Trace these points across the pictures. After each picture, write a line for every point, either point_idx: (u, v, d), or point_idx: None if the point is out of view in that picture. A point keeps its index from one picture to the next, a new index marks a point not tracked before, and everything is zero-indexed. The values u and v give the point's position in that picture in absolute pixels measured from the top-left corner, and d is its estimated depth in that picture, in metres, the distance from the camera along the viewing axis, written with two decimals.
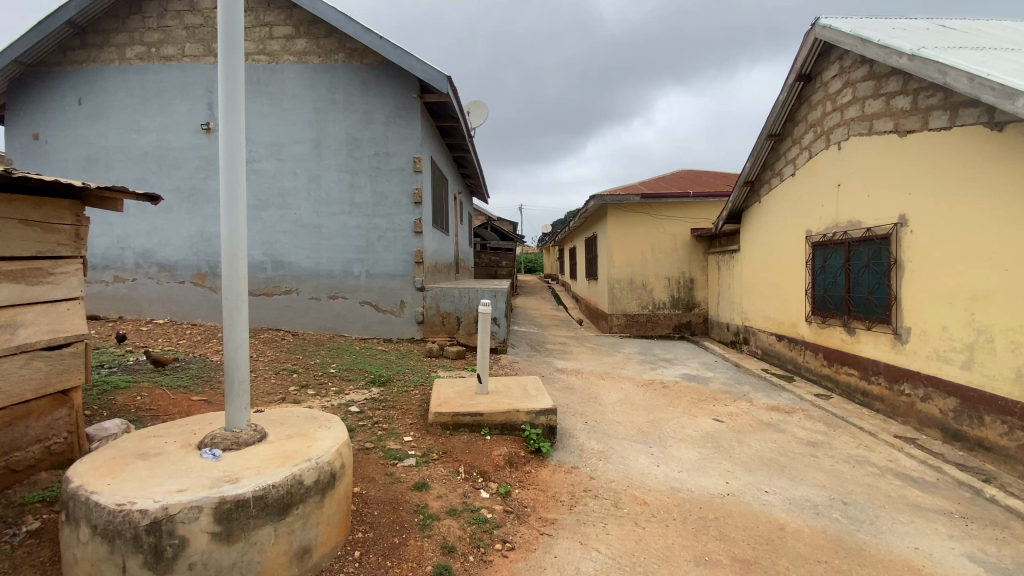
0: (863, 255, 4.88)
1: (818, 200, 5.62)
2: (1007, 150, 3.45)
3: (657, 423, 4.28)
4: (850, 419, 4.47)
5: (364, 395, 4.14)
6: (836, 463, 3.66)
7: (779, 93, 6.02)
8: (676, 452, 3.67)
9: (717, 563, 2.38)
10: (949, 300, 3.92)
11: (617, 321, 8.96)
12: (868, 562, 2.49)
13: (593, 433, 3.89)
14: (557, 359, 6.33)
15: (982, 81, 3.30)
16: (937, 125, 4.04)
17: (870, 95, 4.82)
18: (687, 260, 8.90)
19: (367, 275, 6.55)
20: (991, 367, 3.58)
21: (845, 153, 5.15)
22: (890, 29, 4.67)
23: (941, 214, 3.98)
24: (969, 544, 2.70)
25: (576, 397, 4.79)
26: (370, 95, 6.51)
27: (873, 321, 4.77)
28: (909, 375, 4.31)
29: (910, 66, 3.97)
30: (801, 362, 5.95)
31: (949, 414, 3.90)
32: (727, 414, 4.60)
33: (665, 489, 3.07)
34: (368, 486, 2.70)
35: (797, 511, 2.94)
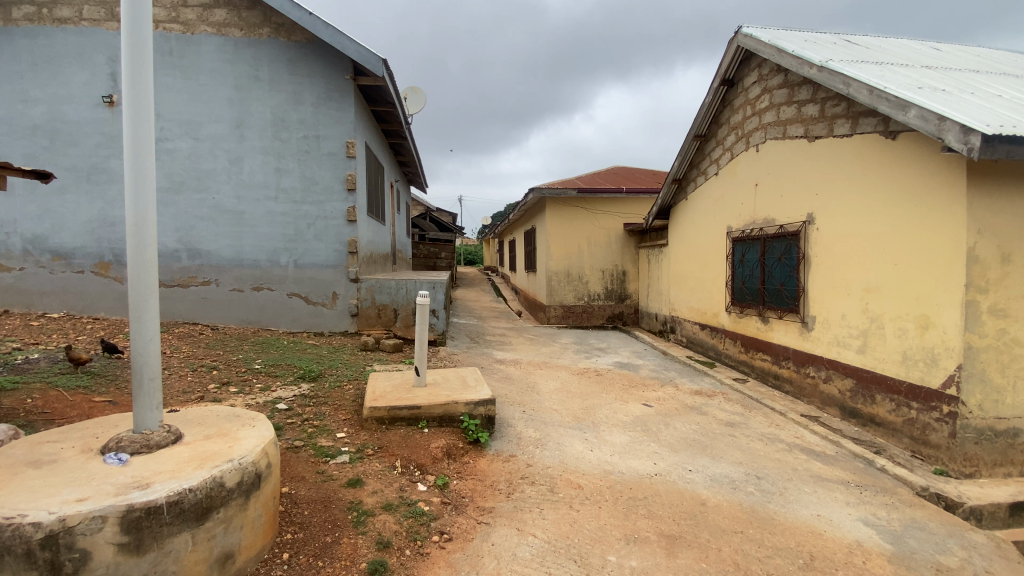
0: (776, 250, 5.29)
1: (737, 198, 6.02)
2: (899, 157, 3.85)
3: (591, 409, 4.43)
4: (763, 400, 4.86)
5: (293, 391, 3.95)
6: (751, 441, 3.97)
7: (705, 96, 6.35)
8: (609, 436, 3.82)
9: (646, 540, 2.51)
10: (848, 292, 4.35)
11: (555, 312, 9.13)
12: (778, 530, 2.74)
13: (530, 421, 3.96)
14: (495, 351, 6.35)
15: (879, 93, 3.67)
16: (840, 132, 4.43)
17: (784, 101, 5.19)
18: (620, 254, 9.24)
19: (295, 266, 6.23)
20: (882, 350, 4.01)
21: (762, 155, 5.54)
22: (803, 41, 5.05)
23: (843, 213, 4.40)
24: (863, 510, 3.03)
25: (514, 386, 4.85)
26: (298, 75, 6.16)
27: (784, 311, 5.20)
28: (814, 359, 4.75)
29: (819, 76, 4.33)
30: (722, 349, 6.38)
31: (847, 393, 4.35)
32: (655, 399, 4.84)
33: (599, 472, 3.19)
34: (297, 486, 2.59)
35: (718, 486, 3.17)
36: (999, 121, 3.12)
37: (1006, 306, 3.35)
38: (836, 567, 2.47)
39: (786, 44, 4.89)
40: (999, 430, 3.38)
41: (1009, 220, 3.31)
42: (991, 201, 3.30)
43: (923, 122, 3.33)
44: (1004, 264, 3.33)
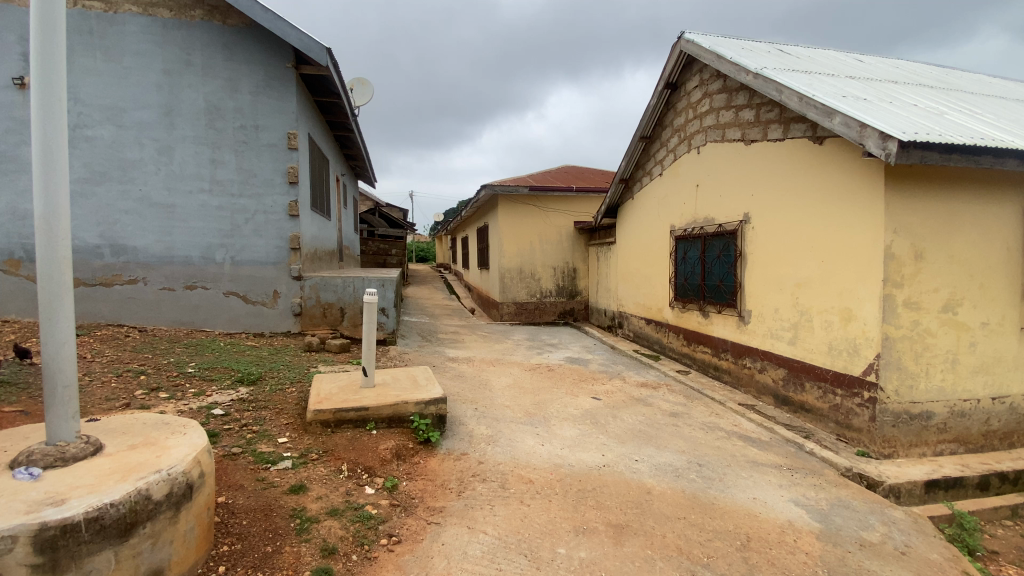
0: (715, 247, 5.55)
1: (680, 198, 6.26)
2: (825, 161, 4.12)
3: (543, 404, 4.48)
4: (704, 391, 5.10)
5: (230, 396, 3.74)
6: (693, 430, 4.15)
7: (650, 98, 6.54)
8: (560, 430, 3.88)
9: (594, 530, 2.57)
10: (780, 287, 4.62)
11: (508, 309, 9.16)
12: (718, 514, 2.88)
13: (482, 418, 3.95)
14: (447, 348, 6.30)
15: (808, 101, 3.92)
16: (773, 136, 4.69)
17: (722, 106, 5.43)
18: (571, 251, 9.40)
19: (232, 263, 5.90)
20: (810, 341, 4.30)
21: (703, 157, 5.78)
22: (740, 49, 5.30)
23: (776, 213, 4.66)
24: (794, 491, 3.24)
25: (466, 384, 4.83)
26: (235, 61, 5.83)
27: (722, 306, 5.46)
28: (750, 351, 5.03)
29: (755, 83, 4.56)
30: (666, 342, 6.63)
31: (780, 382, 4.63)
32: (604, 393, 4.96)
33: (549, 466, 3.23)
34: (235, 495, 2.45)
35: (662, 475, 3.29)
36: (912, 129, 3.41)
37: (918, 299, 3.65)
38: (770, 547, 2.63)
39: (725, 51, 5.12)
40: (913, 413, 3.70)
41: (920, 220, 3.62)
42: (906, 202, 3.59)
43: (846, 128, 3.59)
44: (917, 260, 3.63)
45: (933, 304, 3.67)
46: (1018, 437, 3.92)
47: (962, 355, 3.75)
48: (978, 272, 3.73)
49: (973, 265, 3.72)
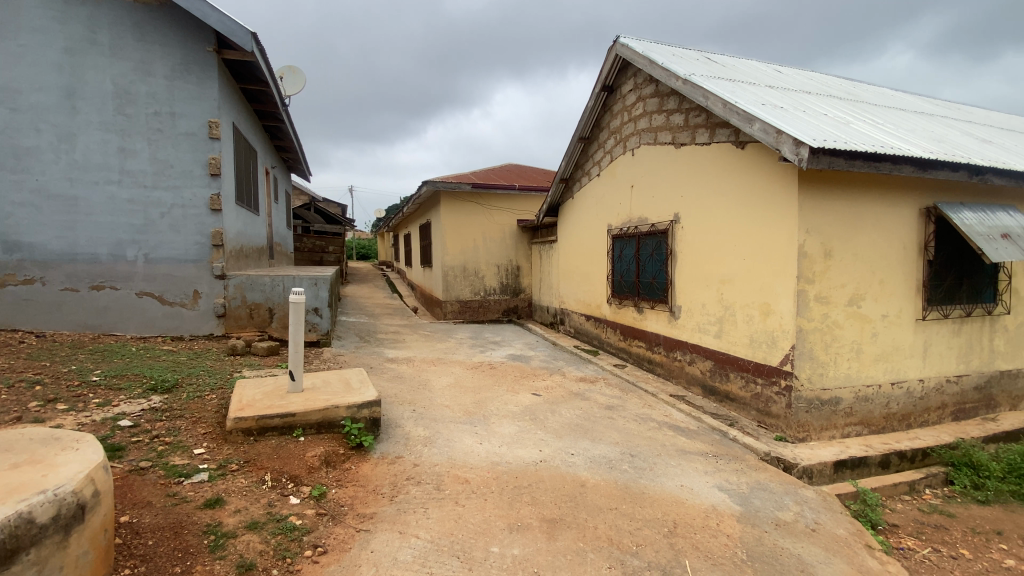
0: (649, 246, 5.76)
1: (616, 198, 6.44)
2: (746, 165, 4.37)
3: (483, 402, 4.46)
4: (638, 383, 5.29)
5: (140, 405, 3.45)
6: (627, 422, 4.29)
7: (588, 100, 6.67)
8: (499, 428, 3.88)
9: (528, 527, 2.58)
10: (707, 283, 4.86)
11: (451, 307, 9.05)
12: (647, 502, 2.99)
13: (420, 420, 3.87)
14: (386, 349, 6.14)
15: (731, 107, 4.14)
16: (700, 140, 4.91)
17: (655, 110, 5.63)
18: (514, 249, 9.44)
19: (146, 261, 5.45)
20: (734, 335, 4.56)
21: (637, 158, 5.98)
22: (670, 55, 5.51)
23: (703, 214, 4.90)
24: (718, 477, 3.42)
25: (404, 385, 4.72)
26: (148, 42, 5.38)
27: (655, 302, 5.69)
28: (680, 345, 5.27)
29: (684, 89, 4.76)
30: (604, 338, 6.81)
31: (707, 373, 4.88)
32: (544, 389, 5.02)
33: (486, 464, 3.21)
34: (141, 513, 2.25)
35: (597, 467, 3.37)
36: (822, 136, 3.67)
37: (828, 294, 3.96)
38: (695, 532, 2.76)
39: (656, 57, 5.31)
40: (824, 399, 4.00)
41: (829, 221, 3.92)
42: (816, 204, 3.87)
43: (764, 134, 3.82)
44: (826, 258, 3.93)
45: (840, 298, 3.99)
46: (912, 417, 4.34)
47: (866, 344, 4.10)
48: (878, 269, 4.09)
49: (874, 262, 4.07)
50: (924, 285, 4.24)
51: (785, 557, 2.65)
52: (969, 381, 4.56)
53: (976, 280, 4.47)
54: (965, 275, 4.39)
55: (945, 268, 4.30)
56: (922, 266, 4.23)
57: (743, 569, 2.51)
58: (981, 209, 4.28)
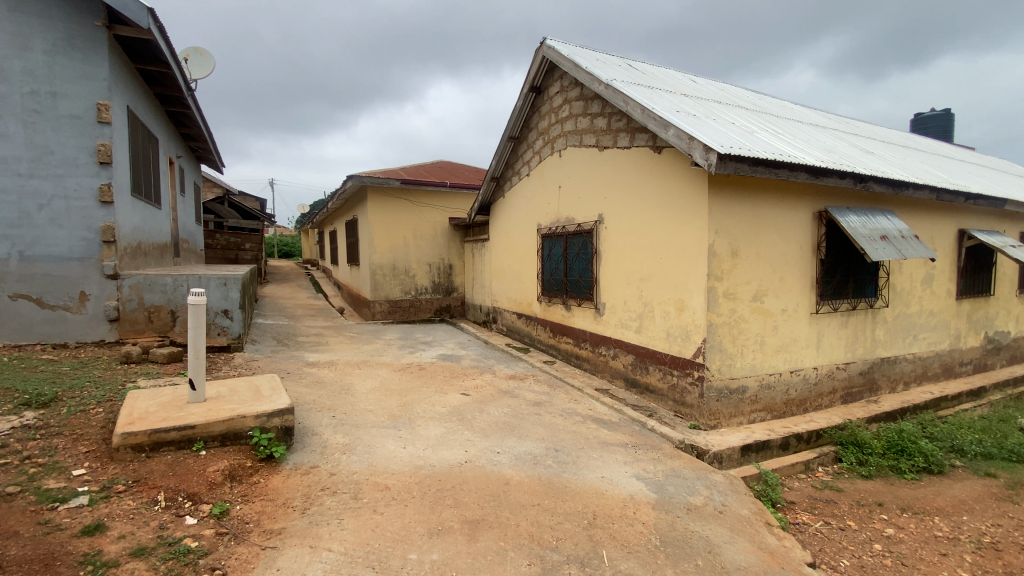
0: (576, 245, 5.90)
1: (544, 198, 6.55)
2: (662, 168, 4.58)
3: (409, 405, 4.35)
4: (566, 379, 5.41)
5: (7, 423, 3.02)
6: (553, 417, 4.36)
7: (516, 100, 6.71)
8: (424, 430, 3.80)
9: (449, 530, 2.54)
10: (628, 281, 5.06)
11: (380, 308, 8.79)
12: (568, 496, 3.06)
13: (340, 427, 3.70)
14: (307, 353, 5.83)
15: (649, 113, 4.32)
16: (622, 144, 5.09)
17: (580, 112, 5.76)
18: (446, 247, 9.32)
19: (21, 258, 4.82)
20: (652, 330, 4.78)
21: (564, 160, 6.10)
22: (594, 60, 5.67)
23: (625, 215, 5.09)
24: (637, 466, 3.57)
25: (325, 391, 4.49)
26: (22, 13, 4.77)
27: (581, 299, 5.84)
28: (605, 340, 5.45)
29: (606, 93, 4.91)
30: (535, 335, 6.90)
31: (630, 367, 5.09)
32: (473, 388, 4.99)
33: (408, 469, 3.13)
34: (2, 545, 1.97)
35: (522, 464, 3.39)
36: (728, 144, 3.93)
37: (734, 290, 4.25)
38: (613, 521, 2.85)
39: (581, 61, 5.43)
40: (732, 388, 4.30)
41: (735, 223, 4.20)
42: (724, 207, 4.14)
43: (678, 140, 4.02)
44: (733, 257, 4.22)
45: (745, 294, 4.30)
46: (808, 402, 4.76)
47: (768, 336, 4.44)
48: (778, 267, 4.45)
49: (774, 261, 4.42)
50: (818, 282, 4.67)
51: (694, 540, 2.81)
52: (855, 367, 5.08)
53: (860, 277, 4.98)
54: (850, 272, 4.88)
55: (835, 266, 4.76)
56: (816, 264, 4.65)
57: (656, 554, 2.62)
58: (865, 213, 4.77)
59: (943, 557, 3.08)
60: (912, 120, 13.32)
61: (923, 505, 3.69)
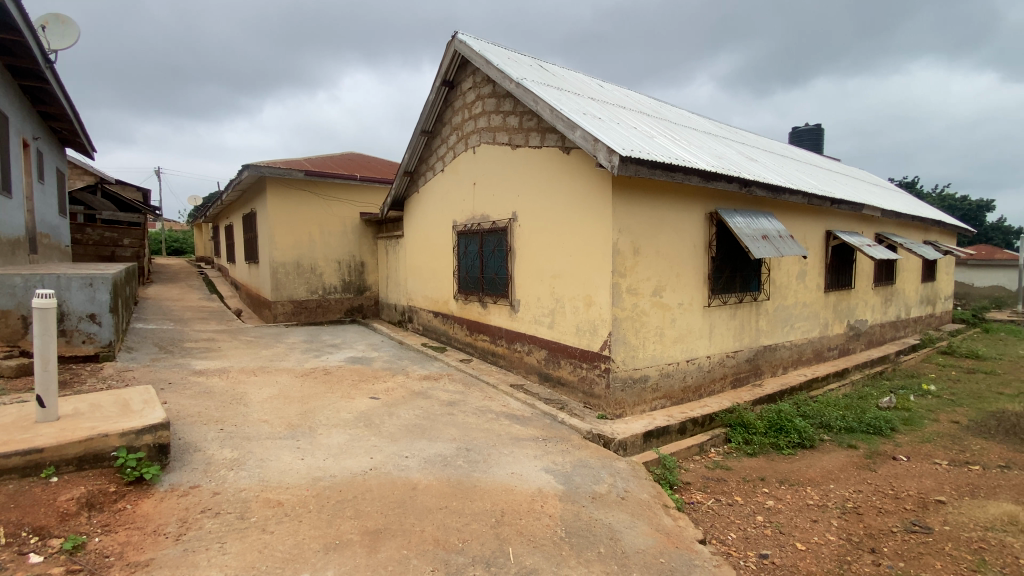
0: (490, 242, 5.91)
1: (459, 195, 6.48)
2: (571, 168, 4.69)
3: (310, 413, 4.09)
4: (481, 376, 5.40)
5: None
6: (466, 416, 4.32)
7: (429, 93, 6.56)
8: (326, 439, 3.59)
9: (347, 544, 2.41)
10: (541, 278, 5.15)
11: (282, 309, 8.22)
12: (477, 496, 3.03)
13: (228, 440, 3.39)
14: (194, 361, 5.28)
15: (557, 113, 4.40)
16: (533, 143, 5.16)
17: (493, 110, 5.75)
18: (357, 244, 8.93)
19: None
20: (563, 325, 4.90)
21: (478, 157, 6.07)
22: (506, 58, 5.68)
23: (537, 213, 5.16)
24: (547, 459, 3.64)
25: (213, 402, 4.10)
26: None
27: (497, 296, 5.86)
28: (520, 337, 5.51)
29: (516, 92, 4.94)
30: (451, 334, 6.82)
31: (543, 362, 5.19)
32: (382, 391, 4.80)
33: (305, 482, 2.93)
34: None
35: (430, 467, 3.31)
36: (629, 147, 4.11)
37: (636, 286, 4.47)
38: (521, 517, 2.87)
39: (493, 58, 5.42)
40: (636, 378, 4.53)
41: (636, 222, 4.42)
42: (626, 207, 4.33)
43: (584, 141, 4.13)
44: (635, 255, 4.43)
45: (646, 289, 4.54)
46: (703, 388, 5.14)
47: (667, 328, 4.73)
48: (675, 265, 4.74)
49: (672, 259, 4.71)
50: (710, 278, 5.05)
51: (597, 528, 2.90)
52: (743, 355, 5.57)
53: (746, 273, 5.46)
54: (737, 269, 5.34)
55: (724, 263, 5.17)
56: (708, 261, 5.03)
57: (561, 546, 2.67)
58: (749, 215, 5.23)
59: (814, 522, 3.45)
60: (790, 133, 14.92)
61: (797, 477, 4.13)
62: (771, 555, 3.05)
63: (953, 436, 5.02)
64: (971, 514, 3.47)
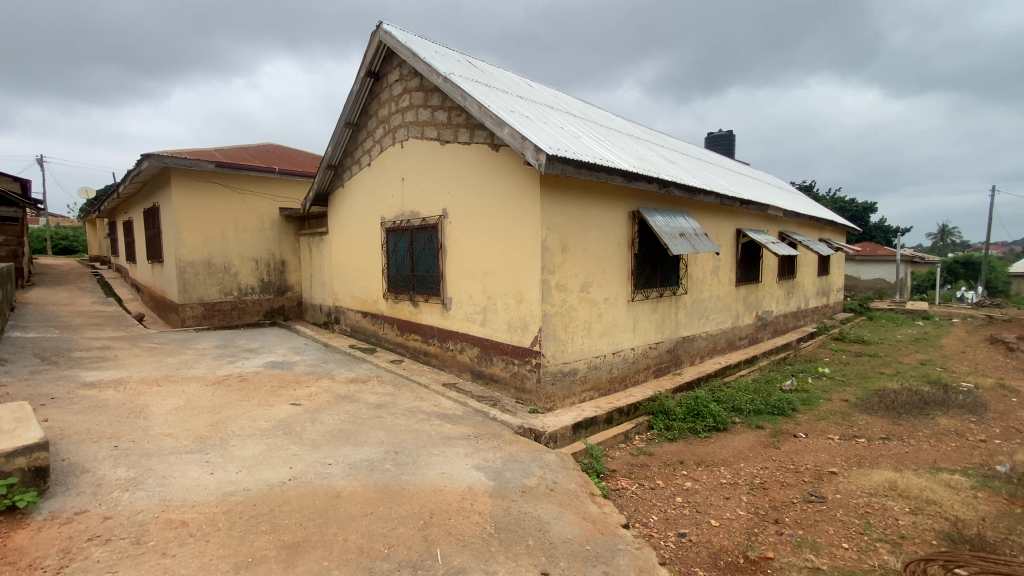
0: (420, 239, 5.80)
1: (387, 191, 6.29)
2: (500, 166, 4.71)
3: (223, 423, 3.81)
4: (411, 377, 5.29)
5: None
6: (395, 418, 4.21)
7: (353, 84, 6.30)
8: (240, 451, 3.35)
9: (262, 560, 2.27)
10: (472, 275, 5.13)
11: (191, 313, 7.61)
12: (404, 499, 2.96)
13: (124, 458, 3.08)
14: (84, 372, 4.74)
15: (485, 110, 4.40)
16: (462, 139, 5.12)
17: (420, 104, 5.64)
18: (276, 241, 8.42)
19: None
20: (494, 322, 4.91)
21: (406, 151, 5.93)
22: (433, 52, 5.59)
23: (467, 210, 5.13)
24: (477, 457, 3.64)
25: (107, 417, 3.70)
26: None
27: (428, 294, 5.76)
28: (452, 335, 5.46)
29: (444, 86, 4.87)
30: (381, 334, 6.63)
31: (476, 360, 5.18)
32: (305, 397, 4.57)
33: (214, 498, 2.72)
34: None
35: (355, 473, 3.19)
36: (556, 146, 4.19)
37: (565, 282, 4.57)
38: (450, 517, 2.85)
39: (419, 51, 5.31)
40: (565, 371, 4.64)
41: (564, 220, 4.52)
42: (554, 206, 4.42)
43: (512, 139, 4.16)
44: (563, 252, 4.53)
45: (574, 285, 4.66)
46: (628, 378, 5.37)
47: (594, 322, 4.89)
48: (602, 261, 4.91)
49: (598, 256, 4.87)
50: (633, 273, 5.28)
51: (526, 521, 2.94)
52: (664, 346, 5.88)
53: (666, 269, 5.77)
54: (658, 265, 5.63)
55: (646, 259, 5.43)
56: (631, 258, 5.25)
57: (490, 542, 2.68)
58: (668, 214, 5.52)
59: (726, 500, 3.71)
60: (705, 138, 15.90)
61: (713, 458, 4.42)
62: (688, 533, 3.24)
63: (844, 413, 5.60)
64: (858, 483, 3.89)
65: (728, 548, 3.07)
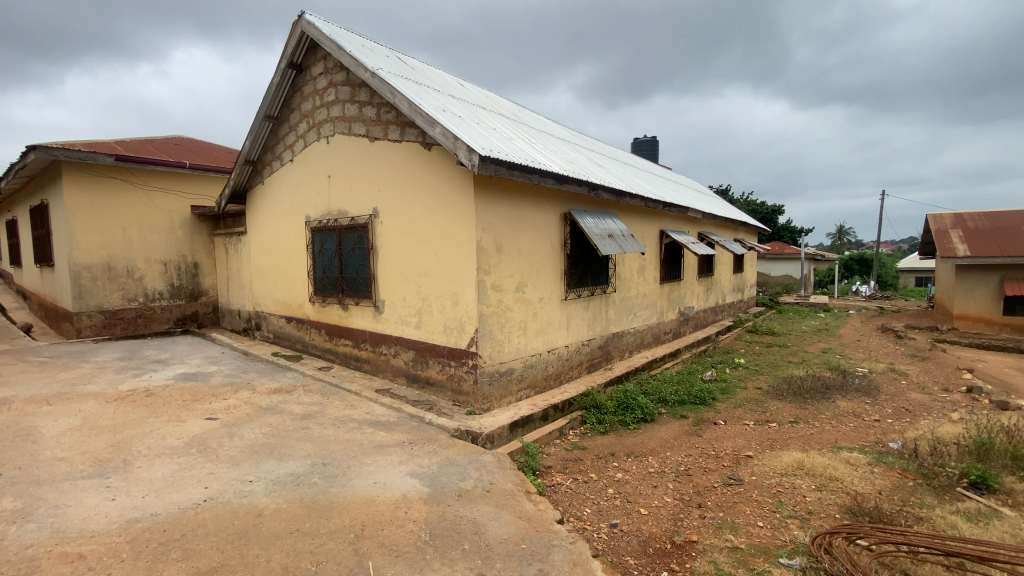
0: (349, 240, 5.58)
1: (313, 189, 6.00)
2: (433, 165, 4.64)
3: (126, 443, 3.47)
4: (341, 384, 5.09)
5: None
6: (324, 429, 4.03)
7: (273, 75, 5.95)
8: (147, 472, 3.07)
9: None
10: (406, 277, 5.02)
11: (88, 322, 6.87)
12: (334, 513, 2.84)
13: (5, 490, 2.72)
14: None
15: (416, 108, 4.31)
16: (393, 137, 4.99)
17: (347, 99, 5.43)
18: (188, 242, 7.79)
19: None
20: (430, 324, 4.84)
21: (333, 148, 5.69)
22: (359, 46, 5.40)
23: (399, 210, 5.01)
24: (412, 463, 3.56)
25: None
26: None
27: (359, 297, 5.56)
28: (385, 338, 5.32)
29: (372, 82, 4.72)
30: (308, 340, 6.32)
31: (410, 363, 5.08)
32: (222, 410, 4.26)
33: (116, 527, 2.47)
34: None
35: (279, 489, 3.02)
36: (488, 147, 4.20)
37: (500, 283, 4.59)
38: (383, 527, 2.77)
39: (345, 44, 5.11)
40: (501, 371, 4.66)
41: (498, 221, 4.53)
42: (488, 207, 4.43)
43: (444, 139, 4.11)
44: (498, 252, 4.55)
45: (510, 286, 4.69)
46: (562, 375, 5.49)
47: (529, 322, 4.95)
48: (536, 262, 4.98)
49: (532, 256, 4.94)
50: (566, 273, 5.40)
51: (462, 525, 2.92)
52: (596, 342, 6.07)
53: (596, 268, 5.95)
54: (588, 265, 5.80)
55: (577, 259, 5.58)
56: (564, 258, 5.37)
57: (425, 550, 2.64)
58: (597, 216, 5.70)
59: (654, 488, 3.89)
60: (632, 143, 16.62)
61: (641, 449, 4.63)
62: (619, 524, 3.37)
63: (757, 400, 6.07)
64: (771, 464, 4.23)
65: (656, 535, 3.22)
